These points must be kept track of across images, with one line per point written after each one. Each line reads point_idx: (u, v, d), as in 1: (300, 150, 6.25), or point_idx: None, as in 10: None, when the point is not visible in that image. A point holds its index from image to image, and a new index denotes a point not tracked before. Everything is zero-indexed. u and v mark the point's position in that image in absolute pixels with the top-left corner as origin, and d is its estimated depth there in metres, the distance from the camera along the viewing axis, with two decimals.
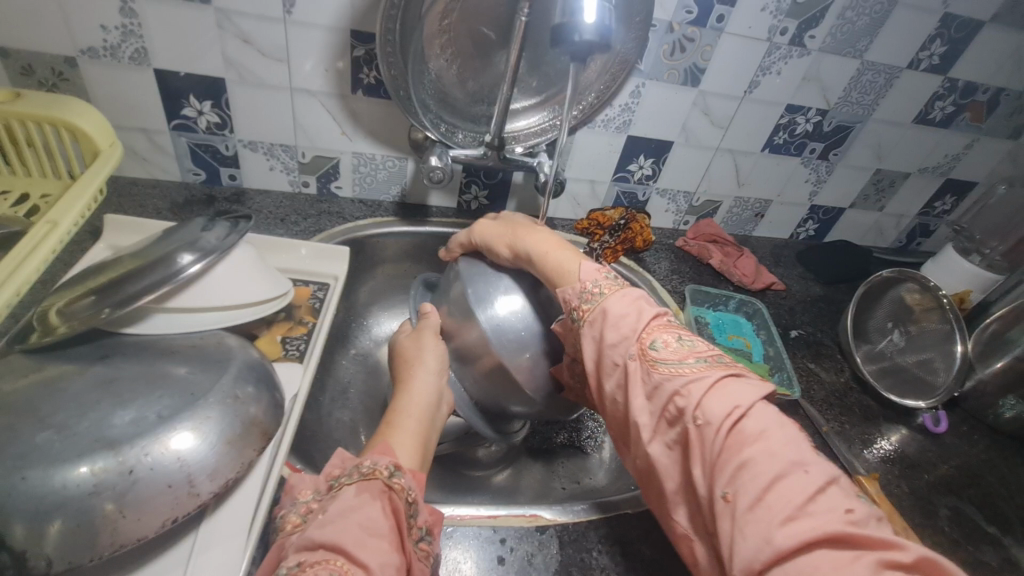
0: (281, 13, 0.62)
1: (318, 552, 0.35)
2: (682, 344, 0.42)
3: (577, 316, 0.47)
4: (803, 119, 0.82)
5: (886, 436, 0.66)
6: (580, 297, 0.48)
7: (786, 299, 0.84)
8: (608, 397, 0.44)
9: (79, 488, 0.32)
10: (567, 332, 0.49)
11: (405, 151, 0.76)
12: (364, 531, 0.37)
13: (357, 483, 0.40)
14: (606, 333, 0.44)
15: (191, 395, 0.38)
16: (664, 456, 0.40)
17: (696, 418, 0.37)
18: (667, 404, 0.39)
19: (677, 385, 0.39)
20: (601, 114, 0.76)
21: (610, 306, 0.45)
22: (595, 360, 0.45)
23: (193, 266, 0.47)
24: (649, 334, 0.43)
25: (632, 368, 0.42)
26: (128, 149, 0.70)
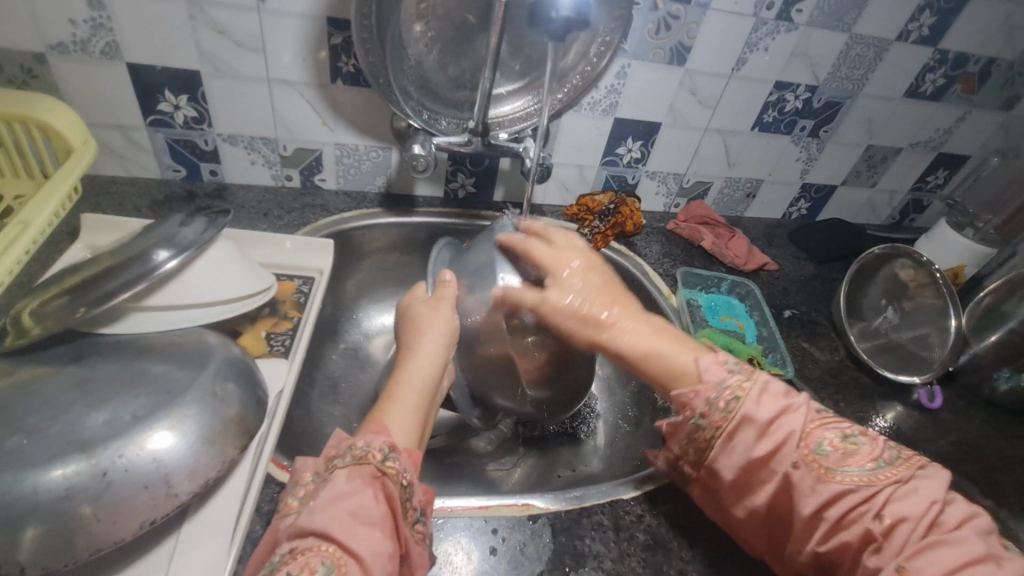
0: (253, 1, 0.60)
1: (310, 540, 0.35)
2: (847, 440, 0.42)
3: (711, 424, 0.44)
4: (792, 96, 0.81)
5: (881, 414, 0.65)
6: (709, 405, 0.44)
7: (779, 279, 0.84)
8: (747, 490, 0.43)
9: (51, 492, 0.31)
10: (696, 438, 0.45)
11: (389, 141, 0.74)
12: (354, 521, 0.37)
13: (348, 467, 0.40)
14: (761, 438, 0.42)
15: (167, 394, 0.38)
16: (811, 540, 0.40)
17: (890, 518, 0.38)
18: (847, 507, 0.39)
19: (860, 491, 0.39)
20: (587, 97, 0.75)
21: (756, 406, 0.43)
22: (736, 464, 0.43)
23: (169, 263, 0.46)
24: (808, 432, 0.42)
25: (797, 478, 0.41)
26: (105, 148, 0.69)
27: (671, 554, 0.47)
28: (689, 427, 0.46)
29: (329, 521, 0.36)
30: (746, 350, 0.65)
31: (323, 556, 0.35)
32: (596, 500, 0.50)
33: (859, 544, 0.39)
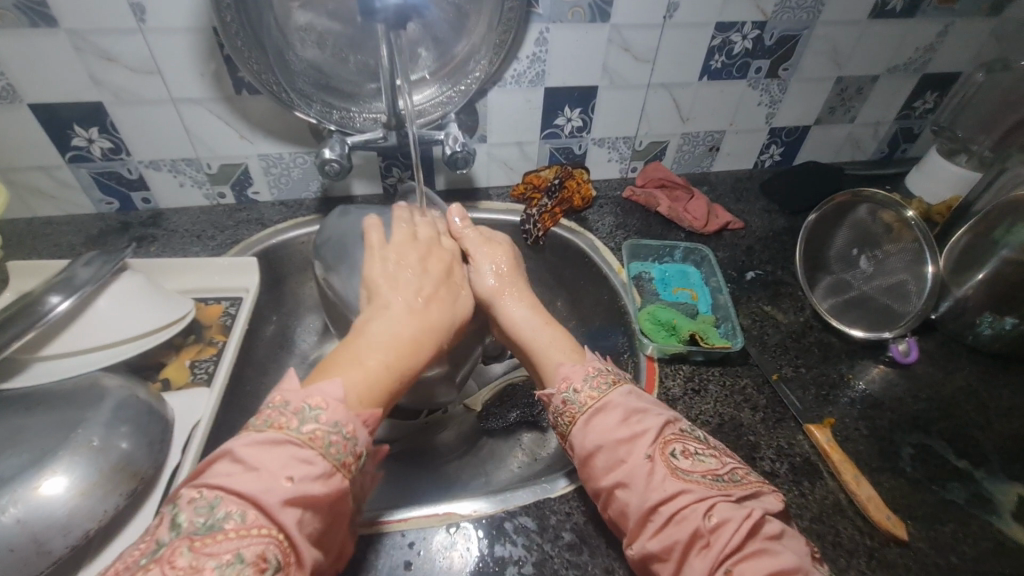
0: (133, 23, 0.58)
1: (264, 526, 0.33)
2: (698, 456, 0.43)
3: (581, 401, 0.47)
4: (739, 36, 0.73)
5: (848, 377, 0.61)
6: (577, 386, 0.48)
7: (744, 238, 0.78)
8: (601, 468, 0.44)
9: None
10: (563, 412, 0.47)
11: (311, 145, 0.72)
12: (309, 528, 0.35)
13: (329, 469, 0.36)
14: (622, 423, 0.45)
15: (43, 450, 0.38)
16: (643, 536, 0.41)
17: (717, 517, 0.39)
18: (681, 504, 0.40)
19: (698, 493, 0.40)
20: (509, 70, 0.70)
21: (626, 398, 0.46)
22: (598, 443, 0.44)
23: (63, 306, 0.46)
24: (665, 438, 0.44)
25: (650, 467, 0.42)
26: (35, 191, 0.70)
27: (596, 551, 0.46)
28: (558, 400, 0.48)
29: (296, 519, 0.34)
30: (686, 327, 0.60)
31: (274, 551, 0.33)
32: (522, 500, 0.49)
33: (685, 541, 0.39)
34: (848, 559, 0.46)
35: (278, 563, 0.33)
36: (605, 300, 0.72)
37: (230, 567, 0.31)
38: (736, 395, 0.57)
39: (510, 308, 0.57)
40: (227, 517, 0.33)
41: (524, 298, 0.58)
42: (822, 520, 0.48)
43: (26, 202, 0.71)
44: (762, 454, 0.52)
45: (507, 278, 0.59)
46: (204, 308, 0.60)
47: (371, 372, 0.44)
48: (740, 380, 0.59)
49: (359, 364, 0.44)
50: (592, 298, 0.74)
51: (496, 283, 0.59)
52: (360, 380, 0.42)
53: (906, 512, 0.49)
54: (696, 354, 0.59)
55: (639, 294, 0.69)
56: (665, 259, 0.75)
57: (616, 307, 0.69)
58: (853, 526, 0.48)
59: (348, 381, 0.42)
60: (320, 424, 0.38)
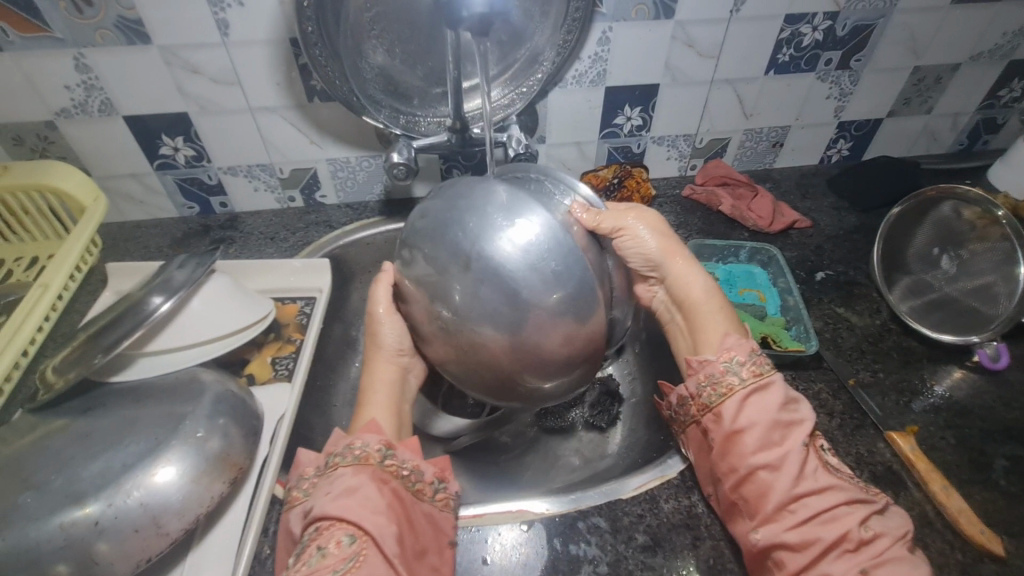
0: (218, 37, 0.61)
1: (328, 519, 0.40)
2: (845, 462, 0.45)
3: (743, 376, 0.47)
4: (810, 28, 0.71)
5: (931, 383, 0.58)
6: (745, 364, 0.47)
7: (813, 237, 0.75)
8: (752, 446, 0.44)
9: (51, 542, 0.36)
10: (718, 382, 0.47)
11: (377, 148, 0.74)
12: (367, 506, 0.40)
13: (354, 465, 0.43)
14: (783, 409, 0.45)
15: (155, 440, 0.41)
16: (778, 524, 0.41)
17: (874, 528, 0.40)
18: (832, 503, 0.41)
19: (848, 495, 0.42)
20: (571, 71, 0.70)
21: (786, 387, 0.47)
22: (755, 421, 0.44)
23: (164, 306, 0.49)
24: (817, 437, 0.45)
25: (806, 458, 0.43)
26: (126, 197, 0.75)
27: (671, 553, 0.46)
28: (715, 371, 0.48)
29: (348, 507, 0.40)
30: (757, 329, 0.59)
31: (346, 528, 0.39)
32: (594, 501, 0.49)
33: (831, 539, 0.40)
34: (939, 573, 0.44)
35: (352, 535, 0.39)
36: None
37: (318, 552, 0.38)
38: (811, 399, 0.56)
39: (682, 273, 0.55)
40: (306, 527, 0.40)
41: (690, 261, 0.56)
42: (909, 532, 0.46)
43: (118, 207, 0.76)
44: (842, 462, 0.51)
45: (668, 242, 0.55)
46: (282, 307, 0.63)
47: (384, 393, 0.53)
48: (814, 385, 0.57)
49: (375, 405, 0.52)
50: None
51: (664, 247, 0.55)
52: (382, 411, 0.52)
53: (1002, 527, 0.47)
54: (767, 357, 0.58)
55: None
56: (729, 259, 0.73)
57: None
58: (944, 539, 0.46)
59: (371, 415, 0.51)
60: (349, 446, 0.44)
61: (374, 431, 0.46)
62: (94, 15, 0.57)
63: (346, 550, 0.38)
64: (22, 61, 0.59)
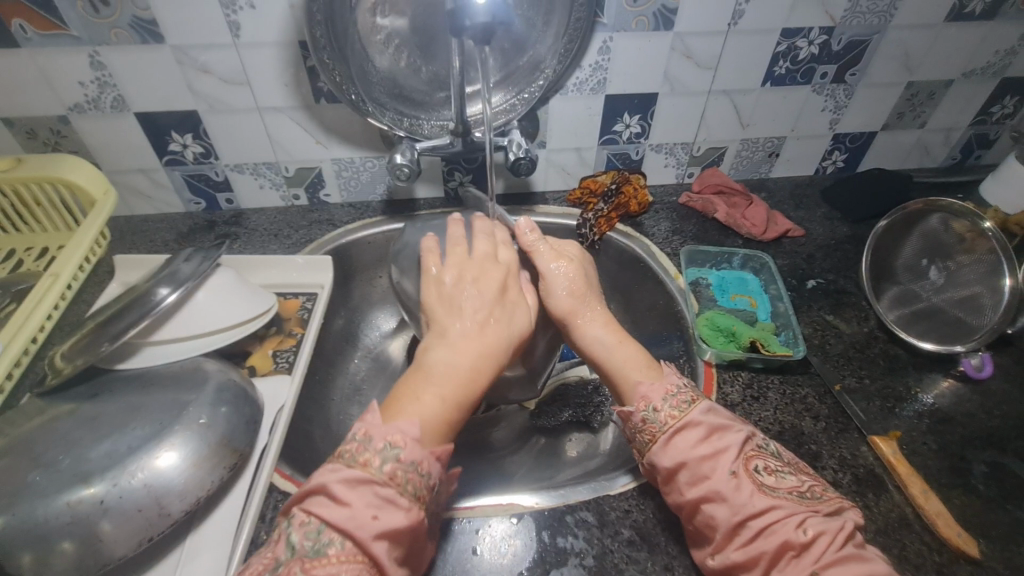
0: (229, 38, 0.63)
1: (359, 553, 0.37)
2: (781, 473, 0.45)
3: (661, 420, 0.47)
4: (805, 42, 0.72)
5: (914, 391, 0.59)
6: (661, 401, 0.48)
7: (805, 246, 0.77)
8: (685, 483, 0.45)
9: (58, 519, 0.37)
10: (642, 429, 0.48)
11: (381, 149, 0.76)
12: (393, 549, 0.38)
13: (407, 506, 0.39)
14: (704, 439, 0.45)
15: (160, 425, 0.42)
16: (729, 547, 0.42)
17: (811, 531, 0.40)
18: (772, 519, 0.41)
19: (787, 509, 0.42)
20: (572, 78, 0.72)
21: (706, 415, 0.47)
22: (680, 459, 0.45)
23: (170, 297, 0.51)
24: (748, 455, 0.45)
25: (736, 483, 0.43)
26: (134, 191, 0.76)
27: (657, 548, 0.47)
28: (638, 418, 0.48)
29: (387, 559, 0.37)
30: (747, 333, 0.61)
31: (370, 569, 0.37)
32: (582, 496, 0.51)
33: (774, 552, 0.40)
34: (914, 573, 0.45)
35: None
36: (661, 305, 0.72)
37: None
38: (797, 403, 0.57)
39: (585, 323, 0.56)
40: (330, 543, 0.37)
41: (597, 313, 0.57)
42: (888, 533, 0.47)
43: (126, 201, 0.78)
44: (824, 464, 0.52)
45: (575, 295, 0.57)
46: (284, 302, 0.65)
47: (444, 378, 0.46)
48: (801, 390, 0.58)
49: (423, 402, 0.44)
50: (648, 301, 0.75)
51: (569, 299, 0.56)
52: (430, 409, 0.44)
53: (979, 530, 0.48)
54: (756, 362, 0.59)
55: (696, 299, 0.69)
56: (722, 266, 0.74)
57: (671, 313, 0.69)
58: (921, 541, 0.47)
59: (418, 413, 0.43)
60: (398, 463, 0.40)
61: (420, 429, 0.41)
62: (111, 14, 0.59)
63: None
64: (39, 57, 0.61)
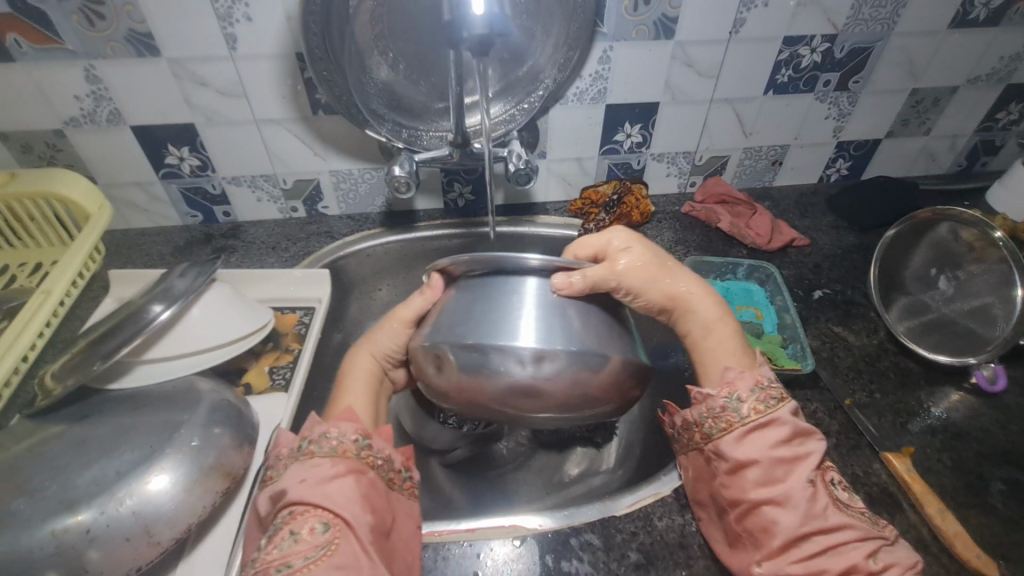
0: (226, 50, 0.62)
1: (303, 506, 0.40)
2: (851, 491, 0.44)
3: (744, 412, 0.45)
4: (808, 50, 0.72)
5: (927, 405, 0.58)
6: (751, 393, 0.45)
7: (811, 255, 0.76)
8: (754, 481, 0.43)
9: (42, 549, 0.36)
10: (718, 417, 0.46)
11: (379, 161, 0.75)
12: (342, 494, 0.41)
13: (330, 456, 0.43)
14: (787, 443, 0.44)
15: (150, 448, 0.41)
16: (783, 557, 0.41)
17: (882, 561, 0.40)
18: (840, 540, 0.41)
19: (859, 530, 0.41)
20: (572, 88, 0.71)
21: (793, 417, 0.45)
22: (755, 457, 0.43)
23: (163, 314, 0.50)
24: (823, 467, 0.45)
25: (812, 495, 0.42)
26: (131, 204, 0.76)
27: (664, 572, 0.46)
28: (717, 404, 0.46)
29: (320, 495, 0.40)
30: None
31: (321, 516, 0.40)
32: (588, 517, 0.49)
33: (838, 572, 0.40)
34: None
35: (325, 522, 0.39)
36: None
37: (291, 537, 0.38)
38: (807, 419, 0.56)
39: (688, 301, 0.54)
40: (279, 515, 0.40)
41: (701, 291, 0.55)
42: None
43: (123, 214, 0.77)
44: None
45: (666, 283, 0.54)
46: (281, 317, 0.64)
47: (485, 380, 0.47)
48: (810, 405, 0.57)
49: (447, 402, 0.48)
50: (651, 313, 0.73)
51: (666, 287, 0.54)
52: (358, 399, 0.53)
53: (998, 552, 0.46)
54: None
55: None
56: (727, 276, 0.73)
57: None
58: (939, 563, 0.45)
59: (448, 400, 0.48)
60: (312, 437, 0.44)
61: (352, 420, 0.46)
62: (106, 28, 0.59)
63: (318, 538, 0.38)
64: (33, 71, 0.61)
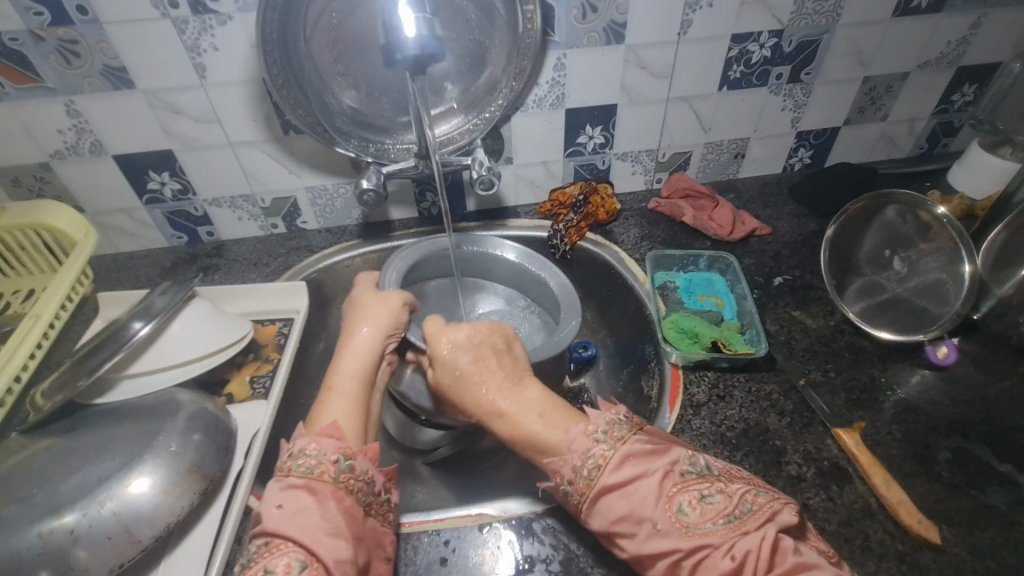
0: (197, 80, 0.66)
1: (279, 543, 0.41)
2: (706, 498, 0.40)
3: (576, 490, 0.43)
4: (757, 46, 0.74)
5: (879, 380, 0.60)
6: (574, 472, 0.43)
7: (773, 243, 0.78)
8: (620, 545, 0.42)
9: (32, 550, 0.39)
10: (569, 500, 0.44)
11: (351, 176, 0.78)
12: (322, 530, 0.42)
13: (308, 480, 0.44)
14: (621, 495, 0.42)
15: (131, 453, 0.44)
16: None
17: (739, 557, 0.37)
18: (703, 563, 0.38)
19: (715, 546, 0.38)
20: (531, 95, 0.74)
21: (621, 470, 0.42)
22: (607, 524, 0.42)
23: (143, 330, 0.53)
24: (672, 491, 0.41)
25: (659, 535, 0.40)
26: (117, 229, 0.79)
27: (622, 551, 0.48)
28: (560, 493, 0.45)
29: (297, 528, 0.41)
30: (709, 334, 0.62)
31: (296, 552, 0.40)
32: (550, 502, 0.52)
33: None
34: (877, 563, 0.46)
35: (303, 561, 0.40)
36: (631, 311, 0.73)
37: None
38: (762, 400, 0.58)
39: (491, 396, 0.50)
40: (257, 548, 0.41)
41: (494, 385, 0.50)
42: (851, 524, 0.48)
43: (111, 239, 0.80)
44: (789, 459, 0.53)
45: (482, 361, 0.51)
46: (261, 329, 0.67)
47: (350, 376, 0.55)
48: (766, 387, 0.59)
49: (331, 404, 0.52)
50: (620, 308, 0.76)
51: (472, 368, 0.51)
52: (344, 412, 0.51)
53: (941, 517, 0.48)
54: (720, 361, 0.60)
55: (663, 302, 0.71)
56: (689, 268, 0.75)
57: (642, 318, 0.71)
58: (884, 529, 0.48)
59: (332, 415, 0.51)
60: (290, 457, 0.46)
61: (333, 436, 0.47)
62: (82, 65, 0.62)
63: None
64: (17, 109, 0.64)
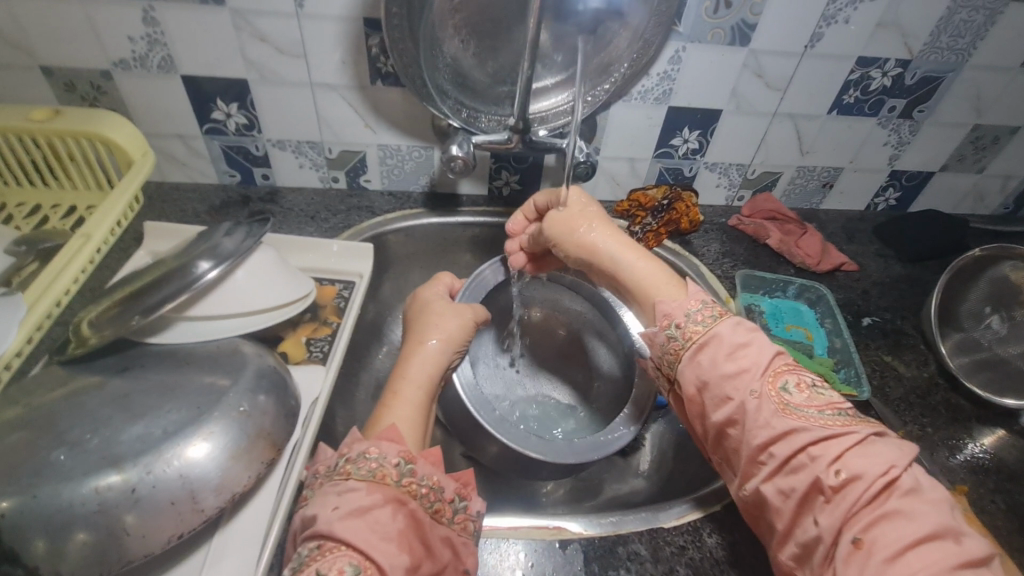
0: (292, 7, 0.60)
1: (334, 547, 0.35)
2: (815, 391, 0.41)
3: (683, 337, 0.45)
4: (879, 73, 0.70)
5: (976, 441, 0.58)
6: (687, 320, 0.46)
7: (859, 281, 0.74)
8: (708, 404, 0.43)
9: (84, 506, 0.34)
10: (667, 350, 0.47)
11: (431, 140, 0.73)
12: (376, 534, 0.36)
13: (368, 482, 0.39)
14: (729, 355, 0.43)
15: (198, 408, 0.39)
16: (755, 475, 0.41)
17: (845, 474, 0.37)
18: (797, 446, 0.39)
19: (815, 433, 0.39)
20: (637, 85, 0.69)
21: (733, 330, 0.44)
22: (701, 379, 0.44)
23: (211, 273, 0.46)
24: (779, 372, 0.42)
25: (761, 403, 0.41)
26: (169, 156, 0.73)
27: None
28: (661, 338, 0.47)
29: (352, 529, 0.36)
30: (812, 369, 0.58)
31: (351, 557, 0.35)
32: (633, 526, 0.48)
33: (802, 489, 0.38)
34: None
35: (357, 567, 0.34)
36: None
37: None
38: None
39: (595, 239, 0.54)
40: (309, 551, 0.36)
41: (601, 228, 0.55)
42: None
43: (159, 166, 0.74)
44: None
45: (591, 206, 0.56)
46: (320, 288, 0.61)
47: (415, 383, 0.51)
48: None
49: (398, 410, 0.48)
50: None
51: (579, 216, 0.55)
52: (406, 418, 0.48)
53: None
54: None
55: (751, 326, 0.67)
56: (776, 293, 0.72)
57: None
58: None
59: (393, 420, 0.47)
60: (349, 461, 0.41)
61: (392, 439, 0.43)
62: None
63: None
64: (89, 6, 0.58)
